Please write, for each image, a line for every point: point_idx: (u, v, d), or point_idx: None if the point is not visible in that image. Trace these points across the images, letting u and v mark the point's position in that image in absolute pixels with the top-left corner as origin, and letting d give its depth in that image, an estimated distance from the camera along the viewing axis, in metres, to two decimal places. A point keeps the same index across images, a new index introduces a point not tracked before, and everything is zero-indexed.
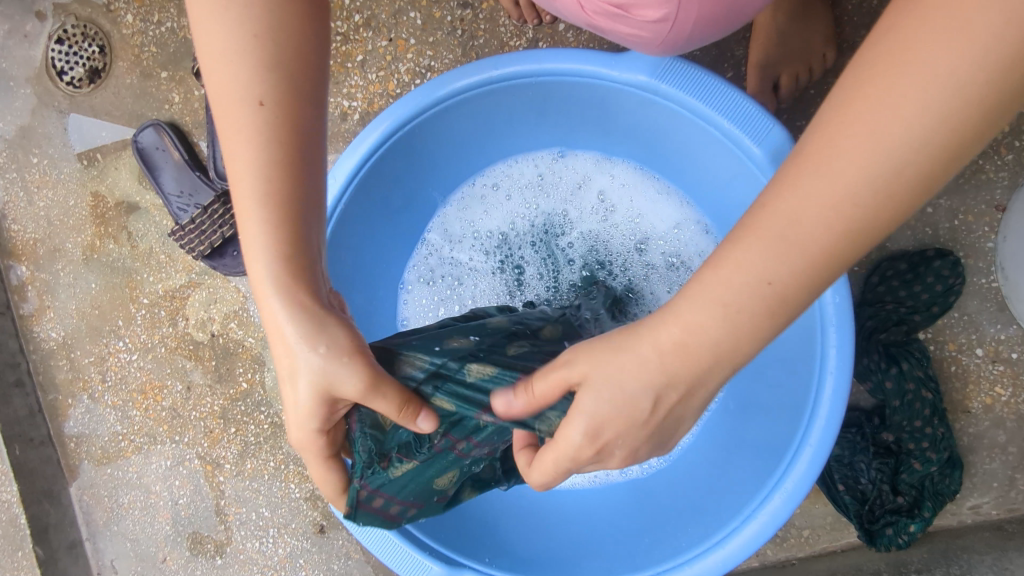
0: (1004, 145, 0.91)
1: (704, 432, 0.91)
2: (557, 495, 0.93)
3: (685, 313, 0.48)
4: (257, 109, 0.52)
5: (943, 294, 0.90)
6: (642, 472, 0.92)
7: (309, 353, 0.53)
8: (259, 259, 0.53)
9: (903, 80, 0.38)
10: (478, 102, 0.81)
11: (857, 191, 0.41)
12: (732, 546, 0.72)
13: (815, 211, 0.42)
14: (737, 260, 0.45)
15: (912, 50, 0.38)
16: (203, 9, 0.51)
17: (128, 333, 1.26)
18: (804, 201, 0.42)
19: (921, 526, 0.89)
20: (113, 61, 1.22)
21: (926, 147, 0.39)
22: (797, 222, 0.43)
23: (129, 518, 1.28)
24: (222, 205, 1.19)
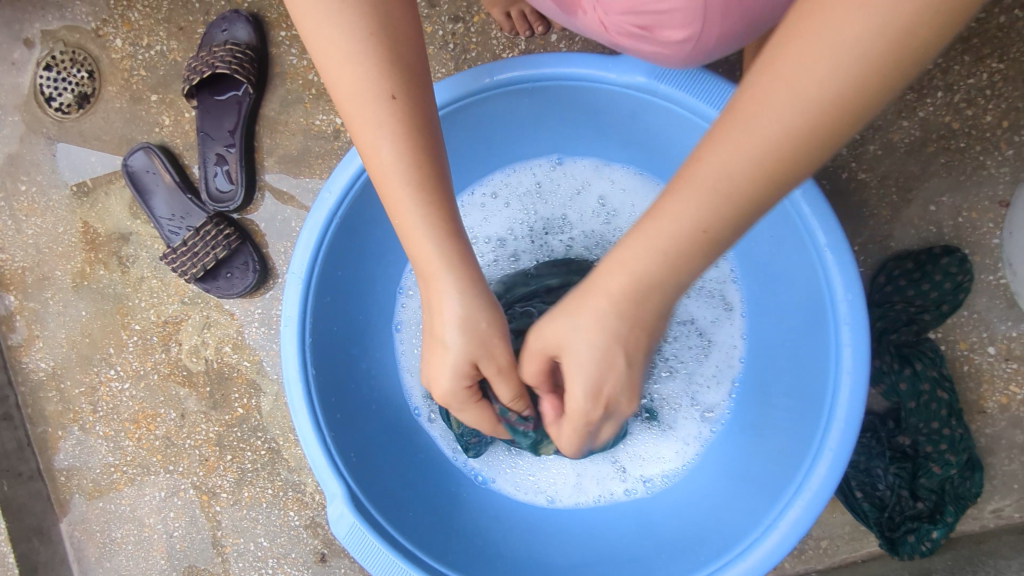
0: (1004, 140, 0.90)
1: (714, 450, 0.88)
2: (561, 520, 0.89)
3: (626, 261, 0.50)
4: (390, 103, 0.54)
5: (953, 292, 0.89)
6: (646, 490, 0.90)
7: (464, 321, 0.58)
8: (420, 241, 0.57)
9: (818, 41, 0.38)
10: (477, 111, 0.81)
11: (772, 146, 0.42)
12: (753, 558, 0.70)
13: (733, 167, 0.43)
14: (669, 212, 0.46)
15: (827, 7, 0.38)
16: (313, 16, 0.52)
17: (119, 361, 1.22)
18: (724, 156, 0.43)
19: (943, 531, 0.86)
20: (102, 85, 1.21)
21: (840, 105, 0.40)
22: (715, 176, 0.44)
23: (122, 554, 1.23)
24: (214, 226, 1.17)
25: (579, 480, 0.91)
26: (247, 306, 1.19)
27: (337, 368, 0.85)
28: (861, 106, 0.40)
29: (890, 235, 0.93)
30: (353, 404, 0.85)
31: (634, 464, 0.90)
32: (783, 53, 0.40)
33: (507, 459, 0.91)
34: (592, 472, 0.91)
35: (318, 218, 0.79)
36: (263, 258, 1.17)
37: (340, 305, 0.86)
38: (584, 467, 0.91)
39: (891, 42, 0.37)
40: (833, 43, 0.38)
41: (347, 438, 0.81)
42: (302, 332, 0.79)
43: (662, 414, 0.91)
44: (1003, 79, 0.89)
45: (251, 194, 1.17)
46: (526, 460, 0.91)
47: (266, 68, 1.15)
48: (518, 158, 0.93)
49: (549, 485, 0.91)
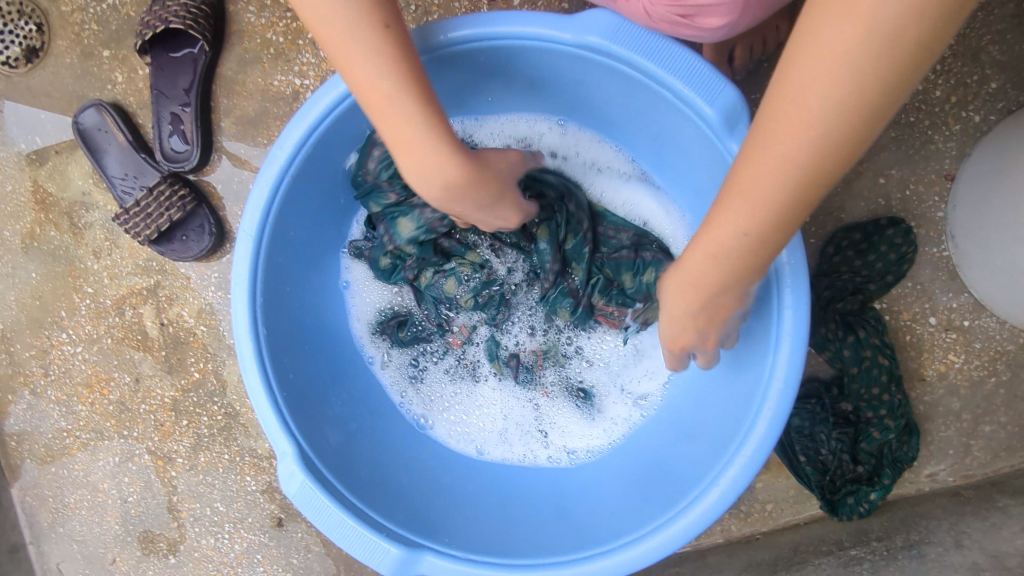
0: (951, 116, 0.93)
1: (641, 432, 0.90)
2: (489, 471, 0.91)
3: (733, 208, 0.57)
4: (385, 32, 0.61)
5: (897, 262, 0.91)
6: (570, 461, 0.91)
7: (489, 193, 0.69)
8: (443, 137, 0.64)
9: (759, 190, 0.54)
10: (434, 66, 0.76)
11: (767, 195, 0.54)
12: (694, 513, 0.71)
13: (726, 231, 0.58)
14: (715, 233, 0.59)
15: (805, 81, 0.49)
16: None
17: (71, 324, 1.20)
18: (725, 228, 0.58)
19: (881, 493, 0.90)
20: (51, 39, 1.16)
21: (794, 181, 0.52)
22: (737, 218, 0.56)
23: (75, 519, 1.22)
24: (168, 186, 1.14)
25: (504, 427, 0.93)
26: (203, 269, 1.17)
27: (287, 325, 0.84)
28: (807, 172, 0.52)
29: (842, 207, 0.95)
30: (305, 363, 0.85)
31: (557, 432, 0.93)
32: (721, 223, 0.58)
33: (449, 386, 0.95)
34: (517, 427, 0.93)
35: (270, 170, 0.77)
36: (219, 221, 1.16)
37: (292, 263, 0.85)
38: (512, 409, 0.94)
39: (830, 134, 0.49)
40: (778, 189, 0.53)
41: (299, 396, 0.81)
42: (253, 290, 0.78)
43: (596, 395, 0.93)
44: (953, 55, 0.91)
45: (208, 154, 1.14)
46: (461, 410, 0.94)
47: (222, 25, 1.12)
48: (508, 117, 0.91)
49: (478, 435, 0.93)
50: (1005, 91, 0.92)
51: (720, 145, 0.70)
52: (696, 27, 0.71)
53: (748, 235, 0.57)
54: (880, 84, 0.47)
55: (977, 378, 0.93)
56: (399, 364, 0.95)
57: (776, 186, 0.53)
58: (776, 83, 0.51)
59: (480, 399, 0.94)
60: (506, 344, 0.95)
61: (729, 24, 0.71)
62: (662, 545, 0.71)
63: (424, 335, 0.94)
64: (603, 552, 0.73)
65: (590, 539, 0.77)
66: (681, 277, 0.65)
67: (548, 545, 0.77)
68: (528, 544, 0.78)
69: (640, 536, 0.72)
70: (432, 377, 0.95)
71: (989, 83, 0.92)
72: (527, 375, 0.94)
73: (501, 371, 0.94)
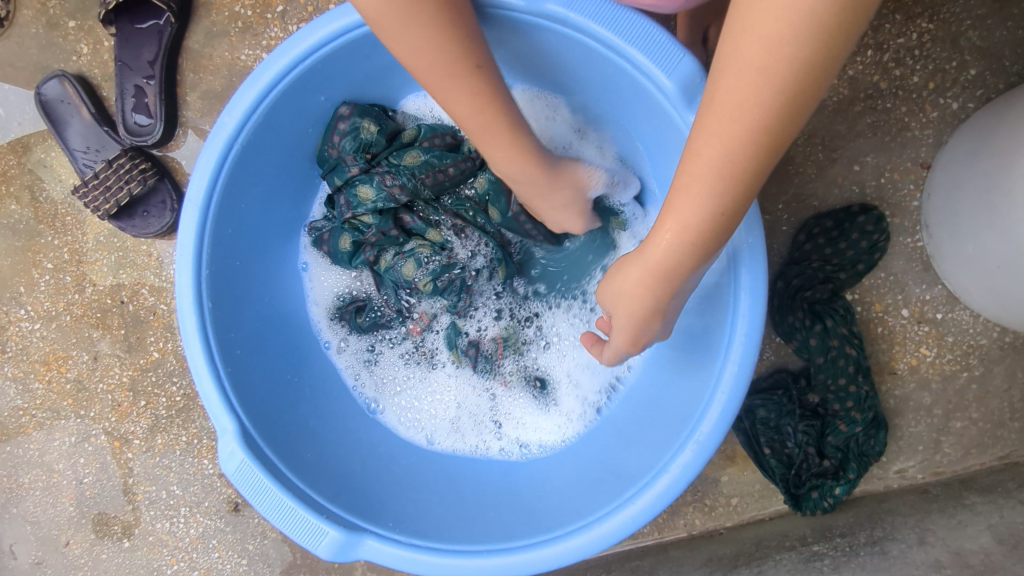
0: (929, 103, 0.90)
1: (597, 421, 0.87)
2: (440, 460, 0.88)
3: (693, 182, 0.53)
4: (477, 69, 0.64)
5: (868, 252, 0.89)
6: (521, 454, 0.88)
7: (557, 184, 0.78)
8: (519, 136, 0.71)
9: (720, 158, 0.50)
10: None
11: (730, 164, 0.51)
12: (642, 501, 0.68)
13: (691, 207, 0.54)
14: (678, 212, 0.55)
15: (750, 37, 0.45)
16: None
17: (30, 300, 1.17)
18: (688, 205, 0.54)
19: (846, 488, 0.88)
20: (16, 8, 1.13)
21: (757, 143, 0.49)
22: (703, 190, 0.53)
23: (29, 499, 1.19)
24: (128, 159, 1.11)
25: (457, 415, 0.90)
26: (165, 246, 1.15)
27: (234, 300, 0.81)
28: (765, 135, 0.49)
29: (814, 194, 0.92)
30: (251, 341, 0.82)
31: (511, 424, 0.89)
32: (685, 201, 0.54)
33: (403, 371, 0.92)
34: (472, 416, 0.90)
35: (218, 139, 0.75)
36: (182, 197, 1.14)
37: (243, 238, 0.82)
38: (467, 398, 0.91)
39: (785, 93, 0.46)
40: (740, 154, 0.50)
41: (244, 373, 0.79)
42: (198, 262, 0.75)
43: (552, 386, 0.90)
44: (932, 40, 0.89)
45: (172, 129, 1.12)
46: (415, 395, 0.91)
47: None
48: None
49: (429, 423, 0.90)
50: (984, 78, 0.89)
51: (679, 119, 0.67)
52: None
53: (716, 210, 0.53)
54: (834, 46, 0.43)
55: (950, 373, 0.91)
56: (354, 346, 0.92)
57: (734, 160, 0.50)
58: (722, 49, 0.47)
59: (435, 386, 0.92)
60: (467, 331, 0.92)
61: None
62: (604, 535, 0.69)
63: (384, 321, 0.91)
64: (549, 540, 0.70)
65: (536, 526, 0.74)
66: (642, 263, 0.61)
67: (494, 533, 0.74)
68: (476, 530, 0.75)
69: (586, 525, 0.70)
70: (385, 362, 0.92)
71: (968, 69, 0.89)
72: (486, 365, 0.90)
73: (459, 360, 0.91)
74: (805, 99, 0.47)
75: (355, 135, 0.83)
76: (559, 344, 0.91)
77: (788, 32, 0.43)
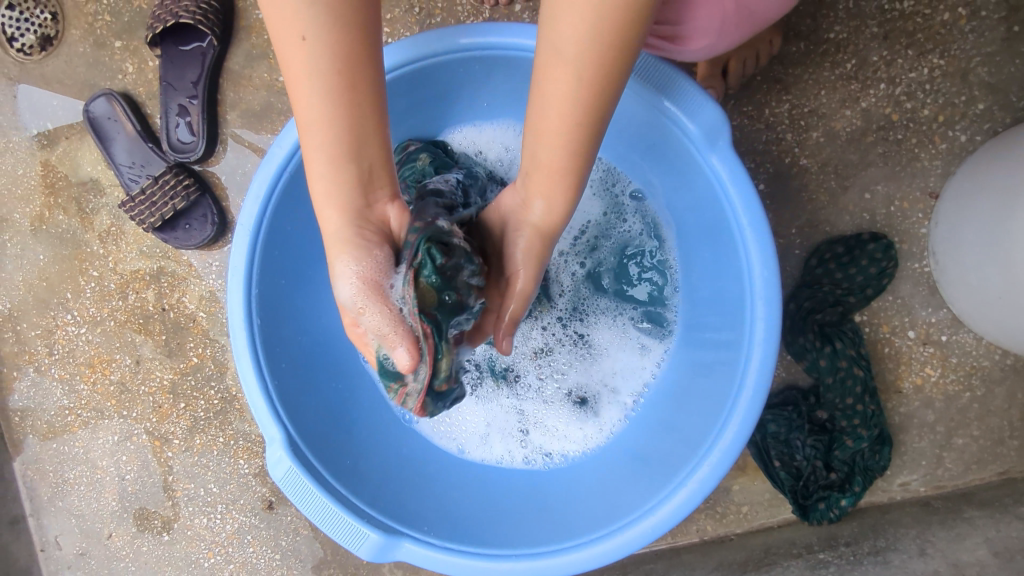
0: (938, 135, 0.94)
1: (620, 435, 0.92)
2: (469, 468, 0.93)
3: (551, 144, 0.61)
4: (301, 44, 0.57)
5: (877, 277, 0.94)
6: (545, 463, 0.93)
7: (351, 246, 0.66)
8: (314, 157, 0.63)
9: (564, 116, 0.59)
10: (435, 70, 0.83)
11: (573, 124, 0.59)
12: (661, 513, 0.74)
13: (551, 158, 0.62)
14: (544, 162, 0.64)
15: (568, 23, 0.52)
16: None
17: (76, 306, 1.23)
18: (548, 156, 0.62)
19: (851, 500, 0.93)
20: (65, 28, 1.19)
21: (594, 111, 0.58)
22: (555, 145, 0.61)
23: (74, 494, 1.25)
24: (173, 175, 1.17)
25: (494, 429, 0.96)
26: (205, 257, 1.21)
27: (280, 316, 0.87)
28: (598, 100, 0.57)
29: (826, 219, 0.97)
30: (294, 353, 0.88)
31: (540, 433, 0.95)
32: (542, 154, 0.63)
33: None
34: (502, 429, 0.95)
35: (268, 169, 0.80)
36: (222, 211, 1.19)
37: (287, 258, 0.88)
38: (500, 415, 0.96)
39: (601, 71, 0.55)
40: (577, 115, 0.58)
41: (289, 385, 0.85)
42: (248, 282, 0.81)
43: (591, 397, 0.94)
44: (942, 75, 0.93)
45: (213, 146, 1.17)
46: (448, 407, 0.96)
47: (232, 21, 1.15)
48: (487, 119, 0.98)
49: (464, 433, 0.96)
50: (992, 112, 0.93)
51: (701, 157, 0.74)
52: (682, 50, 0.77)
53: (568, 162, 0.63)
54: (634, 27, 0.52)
55: (953, 392, 0.95)
56: None
57: (580, 112, 0.58)
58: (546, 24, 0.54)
59: (469, 407, 0.96)
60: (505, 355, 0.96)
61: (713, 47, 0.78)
62: (624, 545, 0.74)
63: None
64: (575, 546, 0.75)
65: (562, 532, 0.80)
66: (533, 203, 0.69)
67: (523, 537, 0.80)
68: (504, 535, 0.81)
69: (606, 534, 0.75)
70: None
71: (976, 104, 0.93)
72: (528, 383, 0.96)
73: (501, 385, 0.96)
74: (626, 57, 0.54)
75: (412, 167, 0.90)
76: (592, 357, 0.95)
77: (593, 14, 0.51)
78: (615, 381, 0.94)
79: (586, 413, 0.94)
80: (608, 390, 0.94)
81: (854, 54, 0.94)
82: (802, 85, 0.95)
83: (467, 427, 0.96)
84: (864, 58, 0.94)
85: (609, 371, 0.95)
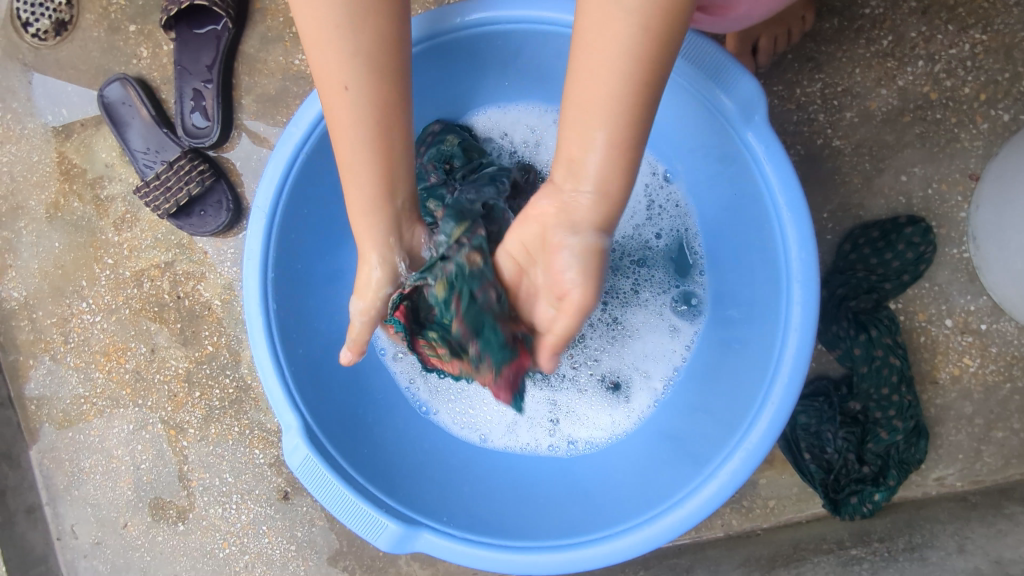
0: (979, 114, 0.90)
1: (649, 422, 0.89)
2: (491, 458, 0.91)
3: (589, 152, 0.59)
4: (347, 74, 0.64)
5: (914, 262, 0.90)
6: (570, 451, 0.91)
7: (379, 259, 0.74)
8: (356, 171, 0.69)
9: (600, 120, 0.57)
10: (461, 45, 0.81)
11: (611, 123, 0.57)
12: (691, 505, 0.71)
13: (594, 169, 0.60)
14: (587, 177, 0.61)
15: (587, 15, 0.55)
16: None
17: (91, 294, 1.22)
18: (592, 167, 0.60)
19: (885, 494, 0.90)
20: (80, 13, 1.18)
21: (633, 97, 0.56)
22: (588, 154, 0.59)
23: (89, 483, 1.25)
24: (188, 161, 1.15)
25: (515, 418, 0.93)
26: (220, 244, 1.19)
27: (297, 304, 0.85)
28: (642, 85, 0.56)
29: (860, 203, 0.93)
30: (312, 341, 0.86)
31: (568, 421, 0.92)
32: (584, 169, 0.60)
33: (457, 381, 0.94)
34: (527, 419, 0.92)
35: (284, 150, 0.78)
36: (237, 198, 1.17)
37: (303, 244, 0.86)
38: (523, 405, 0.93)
39: (631, 51, 0.54)
40: (615, 111, 0.57)
41: (306, 374, 0.82)
42: (264, 265, 0.79)
43: (623, 384, 0.91)
44: (984, 52, 0.89)
45: (228, 131, 1.16)
46: (470, 397, 0.94)
47: (247, 3, 1.13)
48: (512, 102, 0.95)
49: (484, 423, 0.93)
50: None
51: (736, 134, 0.71)
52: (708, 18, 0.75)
53: (620, 164, 0.60)
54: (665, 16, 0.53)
55: (992, 384, 0.92)
56: (414, 355, 0.95)
57: (619, 94, 0.56)
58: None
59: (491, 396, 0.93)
60: None
61: (739, 15, 0.75)
62: (651, 538, 0.71)
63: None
64: (603, 538, 0.73)
65: (586, 524, 0.77)
66: (576, 202, 0.62)
67: (546, 529, 0.78)
68: (526, 526, 0.79)
69: (632, 527, 0.72)
70: (440, 369, 0.94)
71: (1020, 81, 0.89)
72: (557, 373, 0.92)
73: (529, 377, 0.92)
74: (675, 26, 0.54)
75: (437, 148, 0.90)
76: (621, 345, 0.92)
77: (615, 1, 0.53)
78: (646, 365, 0.91)
79: (613, 400, 0.91)
80: (639, 373, 0.91)
81: (890, 30, 0.90)
82: (836, 64, 0.92)
83: (489, 418, 0.92)
84: (902, 34, 0.90)
85: (638, 357, 0.91)
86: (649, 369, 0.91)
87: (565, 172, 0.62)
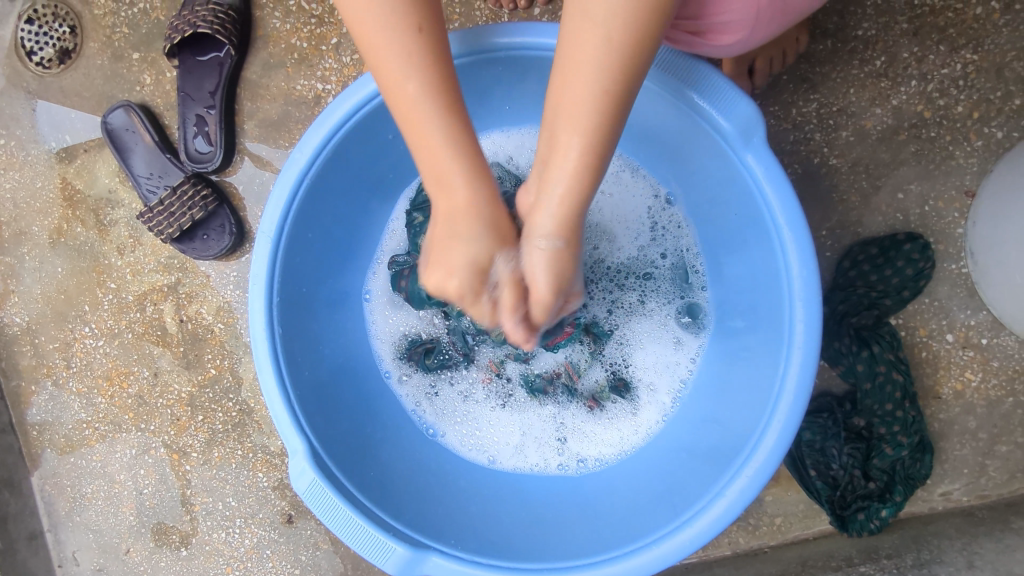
0: (974, 131, 0.92)
1: (656, 438, 0.89)
2: (500, 478, 0.91)
3: (559, 161, 0.59)
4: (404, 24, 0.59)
5: (914, 278, 0.91)
6: (580, 469, 0.91)
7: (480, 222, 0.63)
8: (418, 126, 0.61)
9: (572, 126, 0.58)
10: (466, 72, 0.82)
11: (582, 130, 0.58)
12: (701, 525, 0.71)
13: (563, 181, 0.59)
14: (555, 184, 0.60)
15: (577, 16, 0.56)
16: None
17: (94, 318, 1.22)
18: (560, 177, 0.59)
19: (892, 510, 0.90)
20: (83, 41, 1.19)
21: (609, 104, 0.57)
22: (560, 159, 0.59)
23: (91, 509, 1.24)
24: (191, 186, 1.16)
25: (522, 438, 0.93)
26: (222, 268, 1.20)
27: (302, 329, 0.85)
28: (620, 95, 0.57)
29: (859, 221, 0.94)
30: (318, 363, 0.86)
31: (575, 439, 0.92)
32: (551, 179, 0.60)
33: (463, 402, 0.94)
34: (535, 439, 0.93)
35: (288, 176, 0.79)
36: (240, 221, 1.18)
37: (308, 268, 0.86)
38: (530, 424, 0.93)
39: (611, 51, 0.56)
40: (588, 118, 0.57)
41: (312, 398, 0.82)
42: (270, 291, 0.79)
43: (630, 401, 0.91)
44: (976, 71, 0.91)
45: (231, 155, 1.17)
46: (477, 417, 0.94)
47: (249, 30, 1.15)
48: (515, 124, 0.97)
49: (492, 444, 0.93)
50: None
51: (735, 156, 0.73)
52: (712, 45, 0.76)
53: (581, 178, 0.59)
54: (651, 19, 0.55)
55: (995, 398, 0.92)
56: (419, 377, 0.95)
57: (598, 93, 0.56)
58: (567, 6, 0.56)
59: (498, 416, 0.94)
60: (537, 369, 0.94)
61: (741, 42, 0.77)
62: (659, 558, 0.71)
63: (451, 363, 0.94)
64: (611, 558, 0.73)
65: (596, 544, 0.77)
66: (548, 204, 0.61)
67: (556, 550, 0.78)
68: (535, 547, 0.79)
69: (641, 546, 0.72)
70: (445, 391, 0.95)
71: (1012, 99, 0.91)
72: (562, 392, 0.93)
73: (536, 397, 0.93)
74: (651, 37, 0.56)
75: None
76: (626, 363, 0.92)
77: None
78: (652, 381, 0.91)
79: (620, 417, 0.91)
80: (644, 388, 0.91)
81: (883, 51, 0.92)
82: (831, 84, 0.93)
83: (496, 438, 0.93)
84: (894, 54, 0.92)
85: (644, 373, 0.92)
86: (654, 383, 0.91)
87: (540, 174, 0.62)
